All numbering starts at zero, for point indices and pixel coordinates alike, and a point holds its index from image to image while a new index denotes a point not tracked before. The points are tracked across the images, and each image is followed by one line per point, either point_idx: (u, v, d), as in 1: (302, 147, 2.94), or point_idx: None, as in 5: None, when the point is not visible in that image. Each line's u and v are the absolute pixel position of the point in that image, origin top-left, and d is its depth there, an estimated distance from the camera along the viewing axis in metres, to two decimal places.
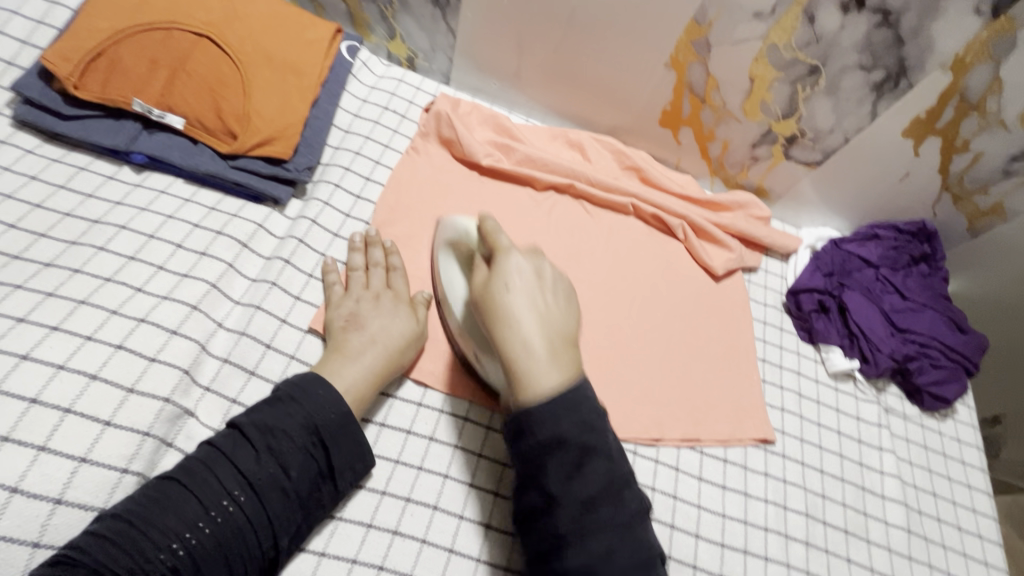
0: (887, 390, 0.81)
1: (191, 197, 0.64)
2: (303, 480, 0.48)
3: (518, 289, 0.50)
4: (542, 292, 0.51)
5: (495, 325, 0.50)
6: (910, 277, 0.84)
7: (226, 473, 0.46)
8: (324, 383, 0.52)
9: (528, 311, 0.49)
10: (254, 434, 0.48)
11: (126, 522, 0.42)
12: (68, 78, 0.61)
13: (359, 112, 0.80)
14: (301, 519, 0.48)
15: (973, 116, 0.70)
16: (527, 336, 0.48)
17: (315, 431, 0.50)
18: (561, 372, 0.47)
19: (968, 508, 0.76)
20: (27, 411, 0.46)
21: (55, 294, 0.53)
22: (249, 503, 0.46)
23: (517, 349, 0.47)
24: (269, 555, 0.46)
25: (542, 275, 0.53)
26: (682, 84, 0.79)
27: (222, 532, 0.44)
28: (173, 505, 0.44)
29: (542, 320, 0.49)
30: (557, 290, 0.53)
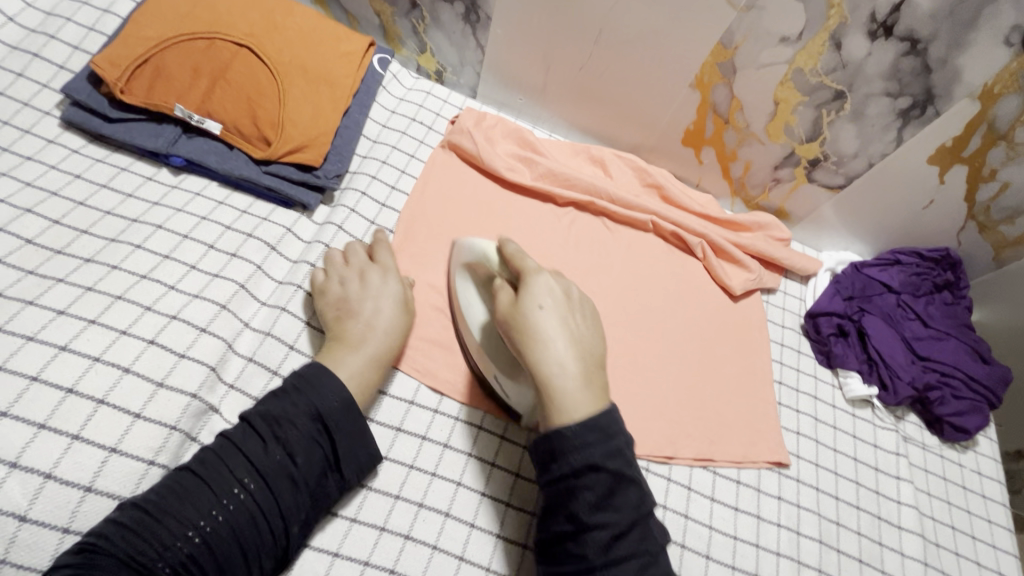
0: (906, 418, 0.79)
1: (224, 200, 0.66)
2: (310, 467, 0.49)
3: (548, 311, 0.51)
4: (571, 313, 0.53)
5: (525, 347, 0.50)
6: (932, 304, 0.83)
7: (235, 462, 0.47)
8: (328, 372, 0.52)
9: (561, 335, 0.50)
10: (261, 424, 0.49)
11: (143, 511, 0.44)
12: (115, 83, 0.63)
13: (387, 122, 0.82)
14: (311, 506, 0.49)
15: (1000, 146, 0.69)
16: (561, 363, 0.49)
17: (319, 419, 0.50)
18: (593, 394, 0.48)
19: (987, 543, 0.74)
20: (63, 400, 0.48)
21: (93, 289, 0.55)
22: (258, 491, 0.46)
23: (549, 370, 0.48)
24: (281, 541, 0.47)
25: (570, 296, 0.54)
26: (706, 105, 0.80)
27: (234, 519, 0.45)
28: (187, 493, 0.45)
29: (574, 345, 0.50)
30: (584, 312, 0.54)
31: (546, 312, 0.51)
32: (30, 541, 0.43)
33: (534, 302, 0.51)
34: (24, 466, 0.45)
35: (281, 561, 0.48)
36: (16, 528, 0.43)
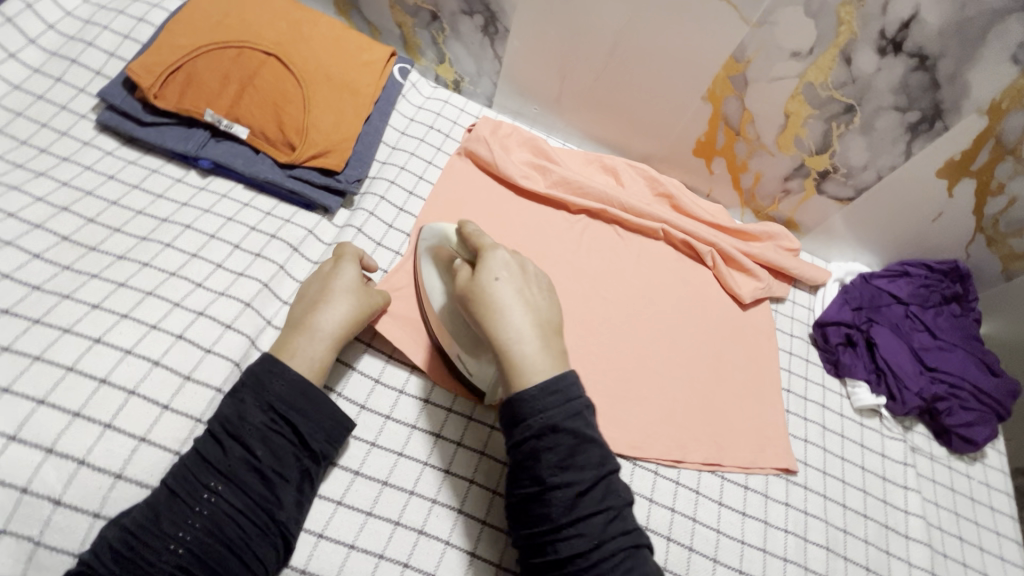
0: (914, 429, 0.80)
1: (249, 202, 0.69)
2: (274, 453, 0.50)
3: (505, 282, 0.54)
4: (525, 284, 0.56)
5: (486, 316, 0.53)
6: (941, 316, 0.83)
7: (199, 467, 0.48)
8: (275, 361, 0.54)
9: (518, 306, 0.53)
10: (215, 427, 0.50)
11: (125, 535, 0.44)
12: (149, 88, 0.66)
13: (406, 130, 0.84)
14: (291, 489, 0.51)
15: (1008, 161, 0.71)
16: (519, 333, 0.51)
17: (270, 408, 0.52)
18: (549, 357, 0.51)
19: (995, 555, 0.74)
20: (97, 390, 0.50)
21: (125, 285, 0.57)
22: (227, 490, 0.48)
23: (510, 336, 0.51)
24: (272, 529, 0.49)
25: (526, 270, 0.57)
26: (717, 117, 0.81)
27: (211, 522, 0.46)
28: (162, 507, 0.46)
29: (530, 313, 0.53)
30: (539, 284, 0.57)
31: (503, 283, 0.54)
32: (64, 524, 0.46)
33: (491, 274, 0.54)
34: (59, 451, 0.47)
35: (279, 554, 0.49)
36: (51, 510, 0.45)
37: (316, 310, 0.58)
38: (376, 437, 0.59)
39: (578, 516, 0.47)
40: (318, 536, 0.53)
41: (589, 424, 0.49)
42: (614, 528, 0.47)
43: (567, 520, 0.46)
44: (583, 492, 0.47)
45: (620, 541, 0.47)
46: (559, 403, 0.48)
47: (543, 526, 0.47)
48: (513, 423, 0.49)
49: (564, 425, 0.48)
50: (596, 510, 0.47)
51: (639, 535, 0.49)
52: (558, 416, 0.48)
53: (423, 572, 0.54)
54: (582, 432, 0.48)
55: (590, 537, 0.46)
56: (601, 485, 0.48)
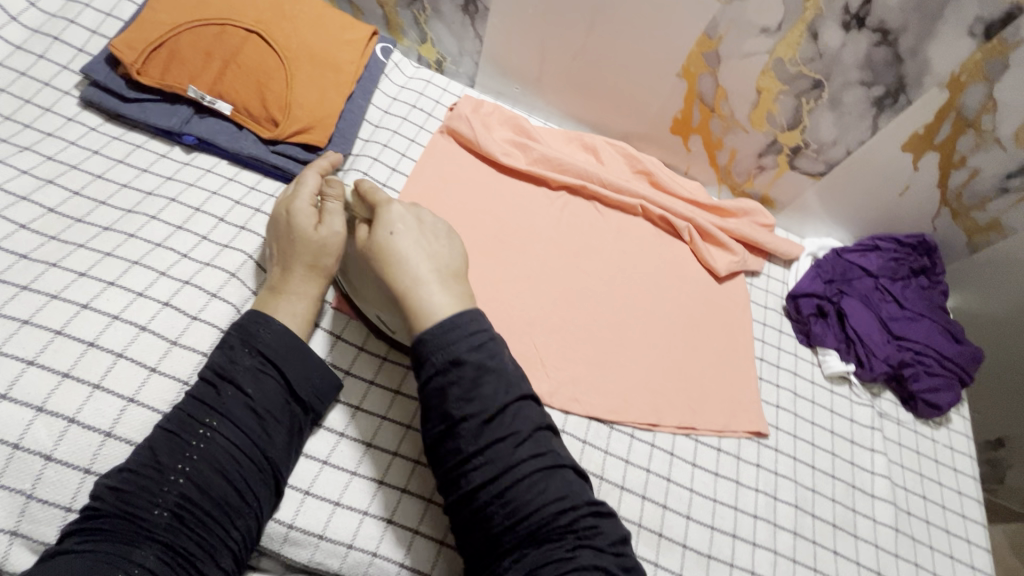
0: (882, 395, 0.83)
1: (233, 176, 0.70)
2: (264, 395, 0.53)
3: (400, 232, 0.57)
4: (424, 234, 0.58)
5: (385, 267, 0.56)
6: (909, 288, 0.86)
7: (194, 407, 0.51)
8: (264, 313, 0.56)
9: (415, 252, 0.56)
10: (207, 371, 0.52)
11: (129, 470, 0.47)
12: (132, 64, 0.68)
13: (389, 108, 0.86)
14: (283, 430, 0.53)
15: (969, 133, 0.74)
16: (418, 278, 0.54)
17: (259, 352, 0.54)
18: (450, 297, 0.54)
19: (957, 513, 0.78)
20: (85, 352, 0.52)
21: (112, 254, 0.59)
22: (222, 426, 0.50)
23: (408, 281, 0.54)
24: (266, 467, 0.51)
25: (423, 220, 0.60)
26: (693, 94, 0.84)
27: (208, 455, 0.49)
28: (161, 445, 0.48)
29: (428, 258, 0.56)
30: (441, 234, 0.59)
31: (399, 233, 0.57)
32: (55, 479, 0.47)
33: (385, 227, 0.57)
34: (49, 410, 0.49)
35: (275, 488, 0.52)
36: (43, 466, 0.47)
37: (292, 275, 0.59)
38: (360, 402, 0.61)
39: (486, 445, 0.49)
40: (304, 493, 0.55)
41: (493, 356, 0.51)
42: (523, 452, 0.49)
43: (475, 450, 0.49)
44: (488, 420, 0.49)
45: (532, 464, 0.49)
46: (457, 335, 0.51)
47: (454, 459, 0.49)
48: (419, 363, 0.51)
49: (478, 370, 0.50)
50: (500, 436, 0.49)
51: (558, 458, 0.51)
52: (460, 350, 0.50)
53: (405, 528, 0.56)
54: (483, 364, 0.50)
55: (499, 463, 0.49)
56: (509, 414, 0.50)
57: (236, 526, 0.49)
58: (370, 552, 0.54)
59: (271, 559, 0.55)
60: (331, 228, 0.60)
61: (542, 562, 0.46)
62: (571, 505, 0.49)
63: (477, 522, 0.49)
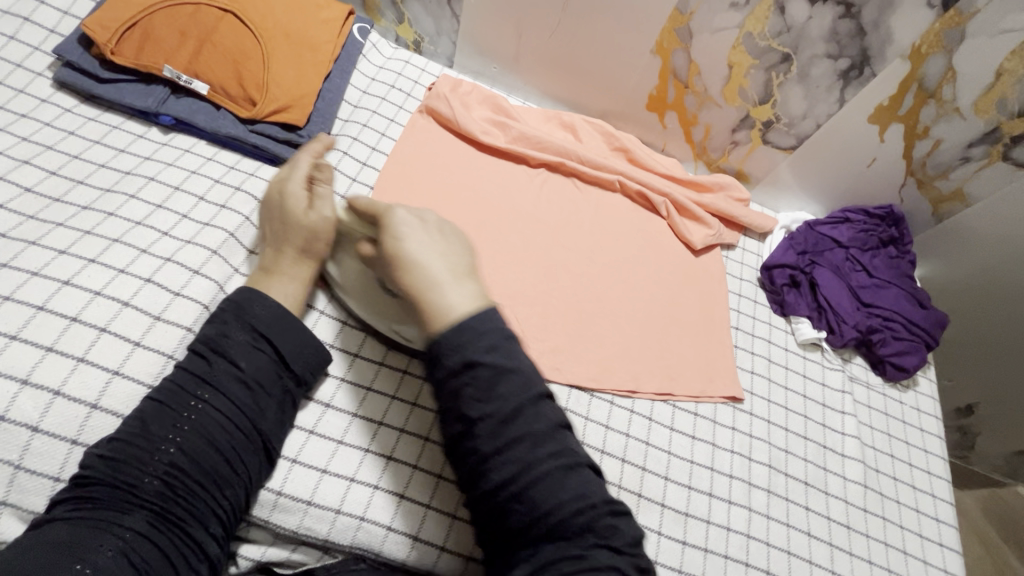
0: (853, 360, 0.86)
1: (212, 156, 0.70)
2: (258, 369, 0.54)
3: (408, 237, 0.53)
4: (434, 233, 0.54)
5: (401, 273, 0.52)
6: (878, 258, 0.89)
7: (186, 379, 0.52)
8: (254, 289, 0.57)
9: (428, 254, 0.52)
10: (199, 344, 0.53)
11: (119, 440, 0.48)
12: (106, 44, 0.67)
13: (368, 89, 0.86)
14: (274, 404, 0.55)
15: (931, 104, 0.77)
16: (434, 279, 0.50)
17: (252, 328, 0.55)
18: (472, 296, 0.50)
19: (923, 470, 0.82)
20: (68, 327, 0.52)
21: (91, 233, 0.59)
22: (214, 399, 0.51)
23: (425, 285, 0.50)
24: (257, 439, 0.53)
25: (428, 219, 0.56)
26: (667, 70, 0.85)
27: (201, 425, 0.50)
28: (151, 415, 0.49)
29: (443, 258, 0.52)
30: (453, 234, 0.55)
31: (410, 237, 0.53)
32: (43, 449, 0.48)
33: (393, 233, 0.53)
34: (34, 383, 0.49)
35: (263, 459, 0.54)
36: (30, 437, 0.48)
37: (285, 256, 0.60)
38: (347, 373, 0.63)
39: (505, 443, 0.46)
40: (292, 461, 0.57)
41: (509, 353, 0.48)
42: (541, 452, 0.46)
43: (493, 450, 0.46)
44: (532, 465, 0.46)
45: (551, 464, 0.46)
46: (473, 339, 0.47)
47: (472, 459, 0.46)
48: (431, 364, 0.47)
49: (481, 360, 0.46)
50: (520, 436, 0.46)
51: (576, 455, 0.48)
52: (473, 351, 0.47)
53: (392, 493, 0.58)
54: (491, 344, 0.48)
55: (517, 461, 0.45)
56: (531, 416, 0.47)
57: (225, 495, 0.50)
58: (358, 516, 0.56)
59: (263, 531, 0.56)
60: (321, 213, 0.60)
61: (562, 555, 0.44)
62: (591, 504, 0.46)
63: (496, 518, 0.46)
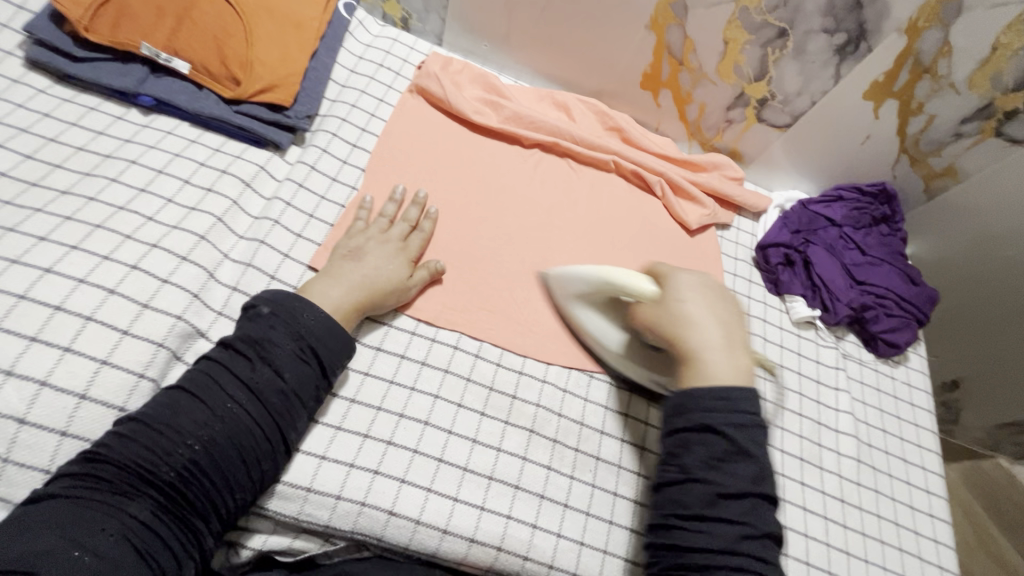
0: (845, 337, 0.87)
1: (196, 138, 0.68)
2: (299, 381, 0.53)
3: (691, 300, 0.58)
4: (712, 302, 0.58)
5: (677, 330, 0.57)
6: (870, 235, 0.90)
7: (222, 377, 0.51)
8: (307, 300, 0.57)
9: (707, 319, 0.57)
10: (243, 344, 0.53)
11: (141, 423, 0.47)
12: (79, 21, 0.64)
13: (355, 68, 0.84)
14: (305, 416, 0.54)
15: (926, 79, 0.77)
16: (707, 343, 0.55)
17: (301, 338, 0.54)
18: (733, 366, 0.55)
19: (914, 444, 0.83)
20: (53, 316, 0.51)
21: (73, 218, 0.57)
22: (248, 403, 0.51)
23: (700, 345, 0.56)
24: (280, 449, 0.52)
25: (708, 287, 0.60)
26: (661, 47, 0.84)
27: (230, 428, 0.49)
28: (181, 407, 0.49)
29: (718, 325, 0.57)
30: (727, 300, 0.60)
31: (690, 302, 0.58)
32: (31, 441, 0.47)
33: (675, 296, 0.58)
34: (19, 374, 0.48)
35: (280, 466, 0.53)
36: (17, 429, 0.46)
37: (345, 269, 0.62)
38: None
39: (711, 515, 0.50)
40: None
41: (754, 440, 0.52)
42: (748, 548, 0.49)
43: (702, 515, 0.50)
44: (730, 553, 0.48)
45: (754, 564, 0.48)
46: (725, 408, 0.52)
47: (673, 510, 0.51)
48: (675, 413, 0.54)
49: (719, 428, 0.51)
50: (734, 519, 0.49)
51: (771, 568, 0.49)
52: (718, 420, 0.52)
53: (393, 477, 0.57)
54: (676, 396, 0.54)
55: (715, 538, 0.49)
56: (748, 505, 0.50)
57: (233, 498, 0.49)
58: (359, 501, 0.55)
59: (264, 519, 0.55)
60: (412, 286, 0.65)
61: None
62: None
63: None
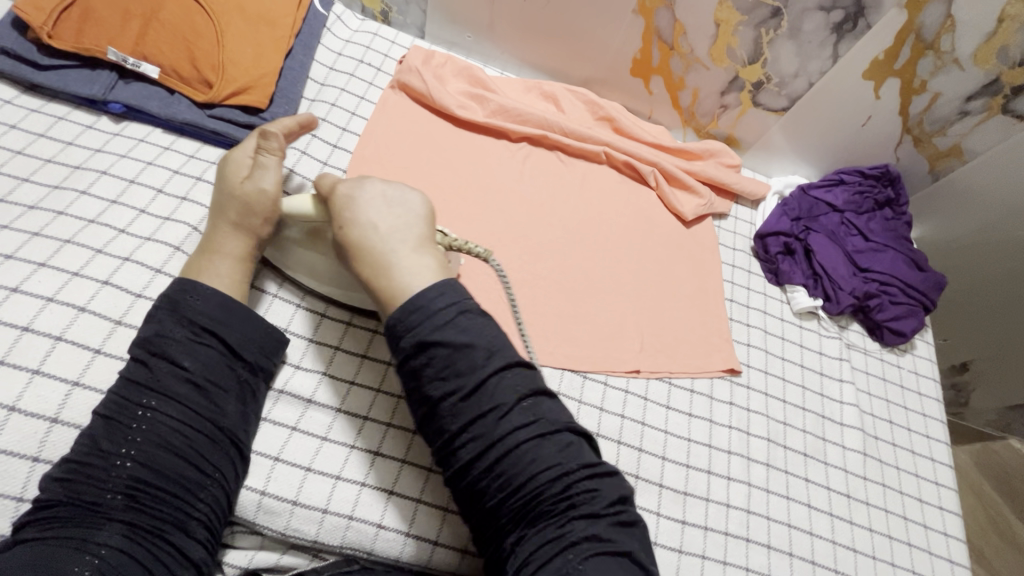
0: (849, 327, 0.84)
1: (170, 145, 0.66)
2: (204, 365, 0.50)
3: (360, 216, 0.54)
4: (384, 208, 0.54)
5: (357, 255, 0.53)
6: (874, 220, 0.87)
7: (129, 390, 0.48)
8: (190, 282, 0.53)
9: (377, 231, 0.53)
10: (138, 350, 0.50)
11: (72, 460, 0.45)
12: (42, 28, 0.62)
13: (334, 65, 0.81)
14: (232, 398, 0.51)
15: (928, 56, 0.74)
16: (390, 256, 0.52)
17: (190, 323, 0.51)
18: (424, 270, 0.52)
19: (923, 434, 0.80)
20: (20, 337, 0.49)
21: (40, 234, 0.55)
22: (162, 405, 0.48)
23: (380, 263, 0.52)
24: (223, 437, 0.50)
25: (381, 194, 0.55)
26: (651, 31, 0.81)
27: (152, 435, 0.47)
28: (100, 433, 0.47)
29: (390, 232, 0.53)
30: (409, 203, 0.56)
31: (361, 217, 0.54)
32: (2, 470, 0.45)
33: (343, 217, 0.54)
34: None
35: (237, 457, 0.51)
36: None
37: (219, 230, 0.56)
38: (327, 367, 0.60)
39: (468, 419, 0.47)
40: (274, 460, 0.54)
41: (465, 330, 0.48)
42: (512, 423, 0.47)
43: (460, 427, 0.47)
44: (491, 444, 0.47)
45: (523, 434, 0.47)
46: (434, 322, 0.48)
47: (443, 438, 0.48)
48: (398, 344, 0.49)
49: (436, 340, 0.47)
50: (483, 409, 0.47)
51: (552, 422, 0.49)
52: (426, 332, 0.48)
53: (379, 489, 0.55)
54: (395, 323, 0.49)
55: (483, 435, 0.47)
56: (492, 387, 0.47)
57: (201, 498, 0.47)
58: (346, 515, 0.53)
59: (251, 535, 0.53)
60: (259, 183, 0.57)
61: (538, 536, 0.46)
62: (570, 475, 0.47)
63: (476, 495, 0.48)
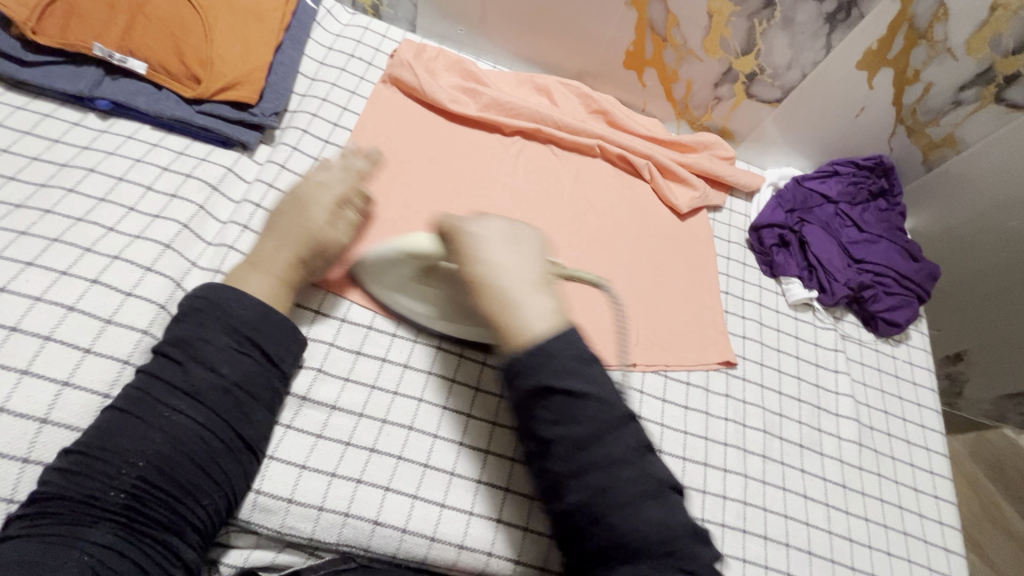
0: (844, 318, 0.85)
1: (159, 142, 0.65)
2: (243, 374, 0.51)
3: (484, 256, 0.51)
4: (509, 246, 0.52)
5: (481, 296, 0.51)
6: (867, 212, 0.87)
7: (155, 387, 0.48)
8: (229, 290, 0.54)
9: (504, 272, 0.51)
10: (171, 349, 0.50)
11: (79, 452, 0.45)
12: (25, 23, 0.61)
13: (325, 60, 0.80)
14: (260, 409, 0.52)
15: (922, 45, 0.75)
16: (514, 299, 0.50)
17: (237, 332, 0.52)
18: (547, 316, 0.50)
19: (917, 424, 0.81)
20: (8, 338, 0.48)
21: (28, 233, 0.54)
22: (189, 407, 0.48)
23: (504, 307, 0.50)
24: (240, 445, 0.50)
25: (502, 230, 0.53)
26: (644, 23, 0.81)
27: (172, 436, 0.47)
28: (114, 427, 0.46)
29: (517, 274, 0.51)
30: (527, 238, 0.54)
31: (487, 257, 0.51)
32: None
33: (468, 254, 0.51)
34: None
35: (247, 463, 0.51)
36: None
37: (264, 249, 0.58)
38: (322, 364, 0.59)
39: (575, 449, 0.46)
40: (269, 458, 0.54)
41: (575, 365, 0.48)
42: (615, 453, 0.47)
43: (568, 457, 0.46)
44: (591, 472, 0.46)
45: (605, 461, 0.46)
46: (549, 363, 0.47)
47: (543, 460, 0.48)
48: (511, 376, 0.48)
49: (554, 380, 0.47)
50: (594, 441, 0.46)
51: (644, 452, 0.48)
52: (548, 374, 0.47)
53: (376, 485, 0.55)
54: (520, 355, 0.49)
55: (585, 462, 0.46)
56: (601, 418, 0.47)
57: (202, 504, 0.47)
58: (343, 512, 0.53)
59: (246, 535, 0.53)
60: (337, 232, 0.60)
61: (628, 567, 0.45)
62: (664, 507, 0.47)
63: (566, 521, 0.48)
